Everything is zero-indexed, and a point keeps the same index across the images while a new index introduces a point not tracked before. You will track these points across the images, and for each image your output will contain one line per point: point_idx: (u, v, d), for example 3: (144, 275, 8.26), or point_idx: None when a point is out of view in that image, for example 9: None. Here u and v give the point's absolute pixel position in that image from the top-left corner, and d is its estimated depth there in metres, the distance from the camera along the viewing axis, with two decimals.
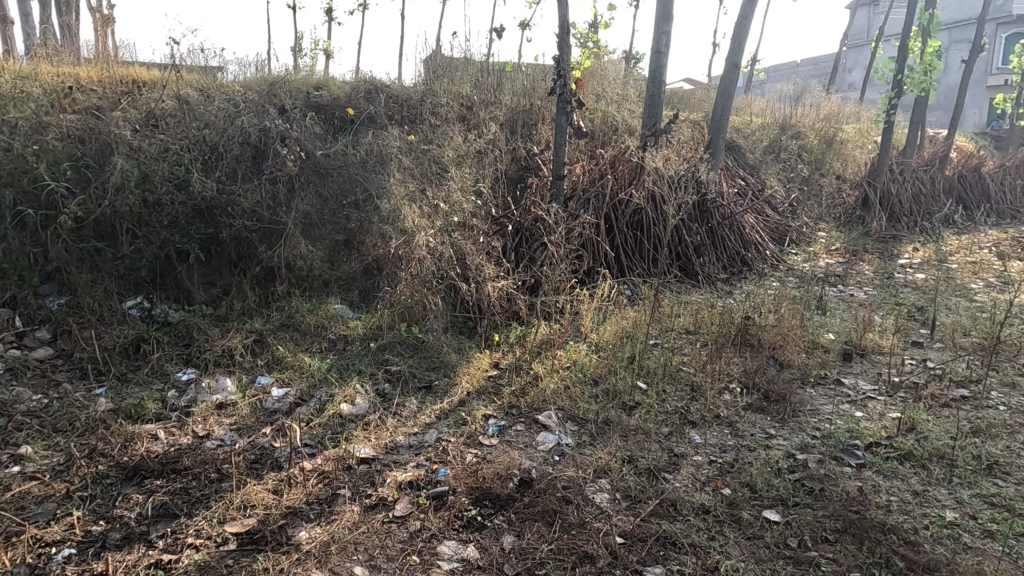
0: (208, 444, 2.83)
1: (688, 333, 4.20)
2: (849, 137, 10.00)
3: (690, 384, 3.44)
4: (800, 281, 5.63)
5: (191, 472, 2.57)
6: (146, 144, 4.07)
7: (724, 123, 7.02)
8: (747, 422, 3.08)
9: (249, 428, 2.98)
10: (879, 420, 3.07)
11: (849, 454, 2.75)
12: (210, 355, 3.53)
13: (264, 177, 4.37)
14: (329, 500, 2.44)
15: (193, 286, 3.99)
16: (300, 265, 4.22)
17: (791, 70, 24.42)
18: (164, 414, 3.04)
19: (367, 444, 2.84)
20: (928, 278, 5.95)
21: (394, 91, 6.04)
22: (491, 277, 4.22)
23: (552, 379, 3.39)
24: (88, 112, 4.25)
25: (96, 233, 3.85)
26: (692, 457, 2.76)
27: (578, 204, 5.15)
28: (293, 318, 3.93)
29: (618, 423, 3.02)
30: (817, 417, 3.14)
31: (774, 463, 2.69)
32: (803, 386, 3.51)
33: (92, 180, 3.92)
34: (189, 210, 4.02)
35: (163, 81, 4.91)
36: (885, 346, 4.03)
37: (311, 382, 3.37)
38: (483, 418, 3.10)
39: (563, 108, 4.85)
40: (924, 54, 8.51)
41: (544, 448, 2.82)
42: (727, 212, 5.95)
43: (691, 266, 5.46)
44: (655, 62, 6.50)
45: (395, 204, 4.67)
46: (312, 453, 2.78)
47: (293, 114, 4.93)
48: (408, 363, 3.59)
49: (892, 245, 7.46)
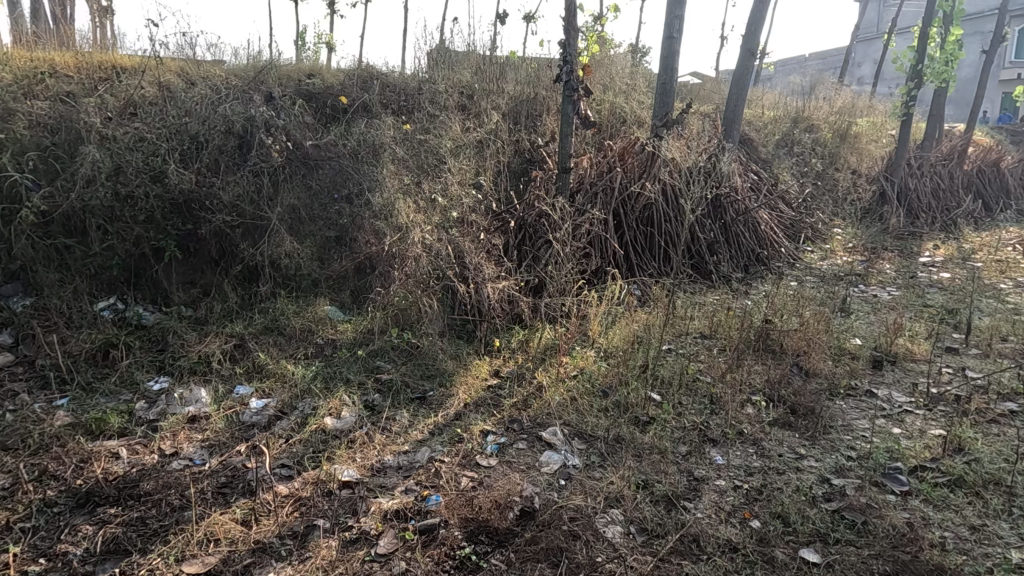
0: (175, 464, 2.54)
1: (704, 338, 3.89)
2: (863, 130, 9.60)
3: (709, 396, 3.13)
4: (819, 281, 5.32)
5: (151, 499, 2.29)
6: (120, 134, 3.78)
7: (738, 113, 6.71)
8: (773, 440, 2.78)
9: (222, 445, 2.70)
10: (920, 439, 2.77)
11: (893, 479, 2.45)
12: (186, 361, 3.24)
13: (247, 169, 4.07)
14: (305, 533, 2.15)
15: (171, 286, 3.72)
16: (286, 264, 3.92)
17: (800, 63, 23.93)
18: (129, 429, 2.76)
19: (351, 465, 2.55)
20: (954, 278, 5.62)
21: (390, 79, 5.72)
22: (491, 277, 3.92)
23: (557, 391, 3.09)
24: (59, 99, 3.95)
25: (65, 229, 3.56)
26: (714, 482, 2.47)
27: (584, 198, 4.84)
28: (277, 321, 3.65)
29: (631, 441, 2.72)
30: (850, 435, 2.83)
31: (808, 491, 2.39)
32: (832, 398, 3.20)
33: (61, 172, 3.63)
34: (166, 204, 3.73)
35: (143, 66, 4.60)
36: (917, 353, 3.73)
37: (294, 393, 3.09)
38: (481, 433, 2.80)
39: (569, 97, 4.53)
40: (945, 45, 8.11)
41: (549, 470, 2.53)
42: (741, 208, 5.64)
43: (704, 265, 5.16)
44: (667, 49, 6.19)
45: (388, 198, 4.36)
46: (289, 475, 2.50)
47: (281, 101, 4.62)
48: (401, 371, 3.30)
49: (911, 243, 7.12)
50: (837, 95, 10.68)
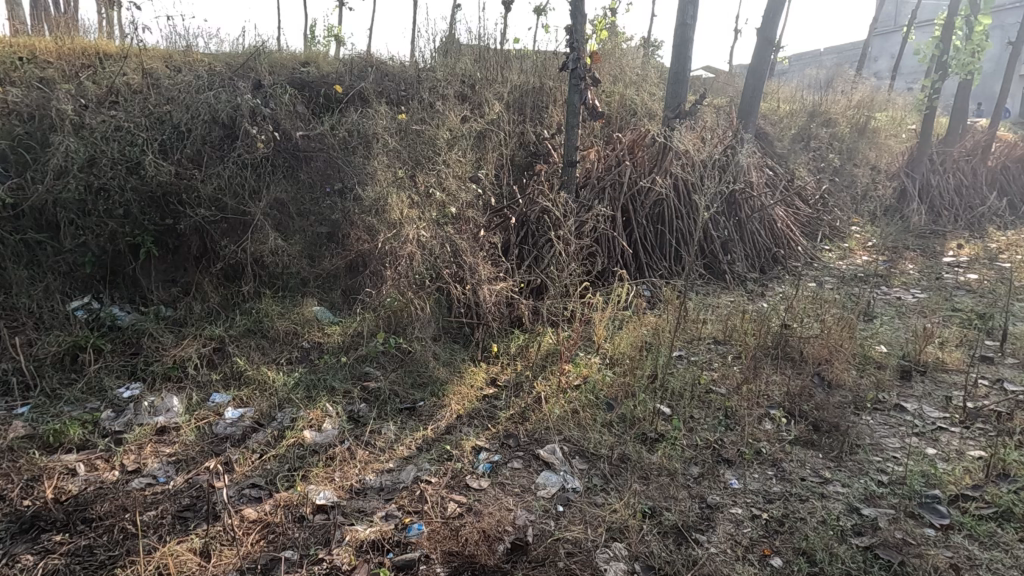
0: (135, 483, 2.31)
1: (718, 344, 3.63)
2: (883, 124, 9.24)
3: (723, 409, 2.87)
4: (839, 282, 5.04)
5: (102, 524, 2.06)
6: (96, 123, 3.56)
7: (755, 104, 6.41)
8: (795, 461, 2.53)
9: (191, 461, 2.47)
10: (959, 462, 2.51)
11: (931, 510, 2.19)
12: (160, 366, 3.02)
13: (230, 160, 3.84)
14: (268, 568, 1.92)
15: (150, 284, 3.50)
16: (271, 262, 3.68)
17: (816, 56, 23.45)
18: (91, 441, 2.54)
19: (328, 486, 2.32)
20: (982, 279, 5.32)
21: (388, 68, 5.49)
22: (488, 278, 3.66)
23: (557, 402, 2.84)
24: (34, 86, 3.74)
25: (37, 224, 3.36)
26: (730, 511, 2.22)
27: (590, 194, 4.58)
28: (261, 323, 3.42)
29: (637, 462, 2.47)
30: (880, 456, 2.56)
31: (836, 523, 2.14)
32: (857, 412, 2.94)
33: (32, 164, 3.43)
34: (143, 198, 3.51)
35: (126, 52, 4.38)
36: (949, 363, 3.44)
37: (273, 402, 2.85)
38: (473, 450, 2.56)
39: (575, 86, 4.24)
40: (971, 34, 7.71)
41: (545, 494, 2.29)
42: (757, 205, 5.37)
43: (718, 265, 4.90)
44: (680, 36, 5.91)
45: (381, 191, 4.11)
46: (259, 497, 2.27)
47: (270, 89, 4.38)
48: (390, 379, 3.06)
49: (933, 241, 6.81)
50: (856, 88, 10.32)
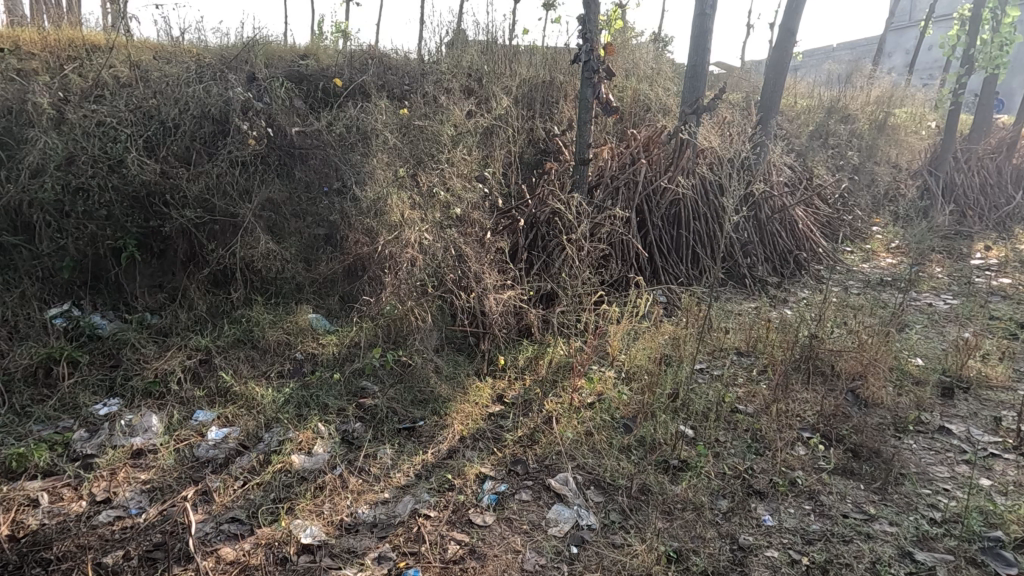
0: (103, 516, 2.08)
1: (742, 356, 3.38)
2: (903, 121, 8.93)
3: (752, 432, 2.62)
4: (865, 287, 4.77)
5: (59, 569, 1.83)
6: (75, 118, 3.34)
7: (775, 98, 6.09)
8: (835, 493, 2.27)
9: (167, 489, 2.24)
10: (1018, 497, 2.25)
11: (996, 557, 1.93)
12: (140, 381, 2.79)
13: (220, 158, 3.60)
14: None
15: (134, 290, 3.31)
16: (263, 266, 3.45)
17: (829, 53, 23.09)
18: (58, 467, 2.32)
19: (315, 521, 2.09)
20: (1015, 284, 5.03)
21: (392, 62, 5.25)
22: (495, 286, 3.41)
23: (570, 424, 2.60)
24: (14, 78, 3.53)
25: (12, 225, 3.14)
26: (766, 553, 1.97)
27: (604, 194, 4.32)
28: (251, 333, 3.19)
29: (660, 495, 2.23)
30: (930, 488, 2.31)
31: (888, 570, 1.89)
32: (897, 435, 2.68)
33: (8, 161, 3.22)
34: (125, 198, 3.29)
35: (114, 44, 4.17)
36: (994, 378, 3.17)
37: (260, 422, 2.62)
38: (477, 479, 2.32)
39: (588, 78, 3.96)
40: (998, 27, 7.33)
41: (557, 532, 2.05)
42: (778, 205, 5.10)
43: (737, 268, 4.66)
44: (699, 27, 5.61)
45: (382, 191, 3.87)
46: (238, 534, 2.04)
47: (265, 83, 4.15)
48: (388, 395, 2.83)
49: (959, 243, 6.52)
50: (876, 83, 10.00)
